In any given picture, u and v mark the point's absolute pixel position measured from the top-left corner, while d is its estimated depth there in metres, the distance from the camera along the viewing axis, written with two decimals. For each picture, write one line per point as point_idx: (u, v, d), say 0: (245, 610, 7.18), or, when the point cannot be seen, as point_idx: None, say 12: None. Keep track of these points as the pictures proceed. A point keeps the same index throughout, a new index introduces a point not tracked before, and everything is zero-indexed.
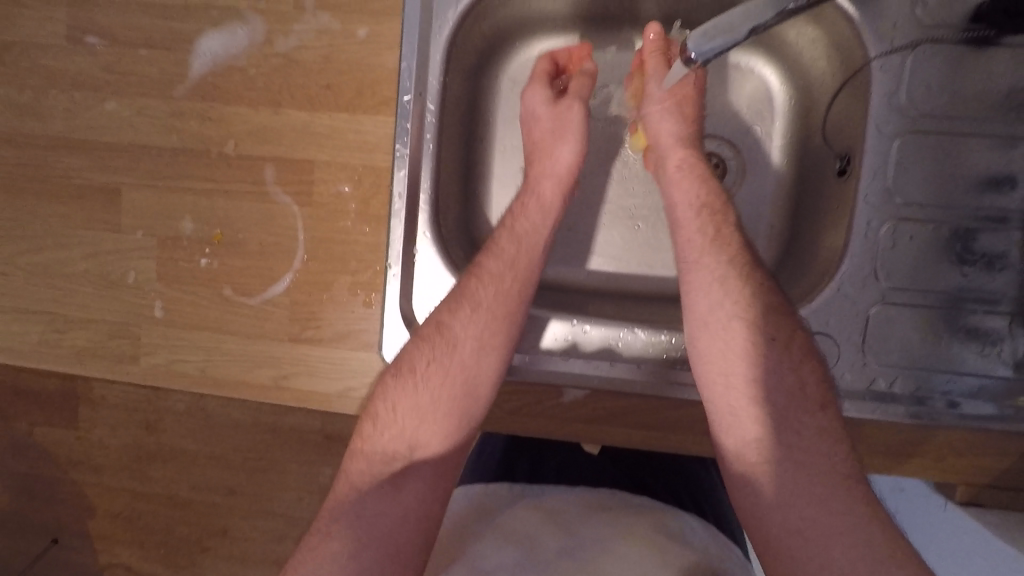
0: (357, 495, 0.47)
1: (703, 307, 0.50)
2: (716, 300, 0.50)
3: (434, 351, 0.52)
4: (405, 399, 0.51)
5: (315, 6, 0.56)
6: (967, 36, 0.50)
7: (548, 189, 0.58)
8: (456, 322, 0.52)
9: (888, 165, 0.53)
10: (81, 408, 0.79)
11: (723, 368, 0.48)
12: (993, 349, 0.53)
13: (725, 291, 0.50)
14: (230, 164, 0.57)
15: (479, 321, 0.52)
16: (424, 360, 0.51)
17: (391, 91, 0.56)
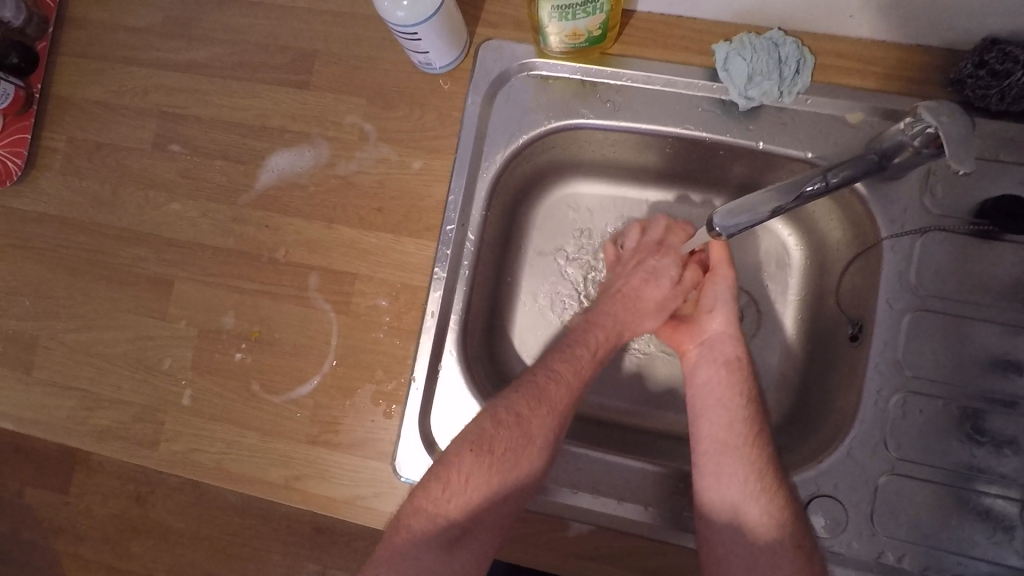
0: (412, 553, 0.49)
1: (709, 440, 0.55)
2: (726, 384, 0.58)
3: (507, 433, 0.53)
4: (481, 469, 0.52)
5: (378, 138, 0.62)
6: (972, 229, 0.54)
7: (642, 322, 0.62)
8: (532, 417, 0.54)
9: (897, 338, 0.55)
10: (73, 472, 0.75)
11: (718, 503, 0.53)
12: (1005, 535, 0.53)
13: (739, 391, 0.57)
14: (278, 269, 0.62)
15: (548, 421, 0.55)
16: (501, 446, 0.53)
17: (435, 219, 0.60)
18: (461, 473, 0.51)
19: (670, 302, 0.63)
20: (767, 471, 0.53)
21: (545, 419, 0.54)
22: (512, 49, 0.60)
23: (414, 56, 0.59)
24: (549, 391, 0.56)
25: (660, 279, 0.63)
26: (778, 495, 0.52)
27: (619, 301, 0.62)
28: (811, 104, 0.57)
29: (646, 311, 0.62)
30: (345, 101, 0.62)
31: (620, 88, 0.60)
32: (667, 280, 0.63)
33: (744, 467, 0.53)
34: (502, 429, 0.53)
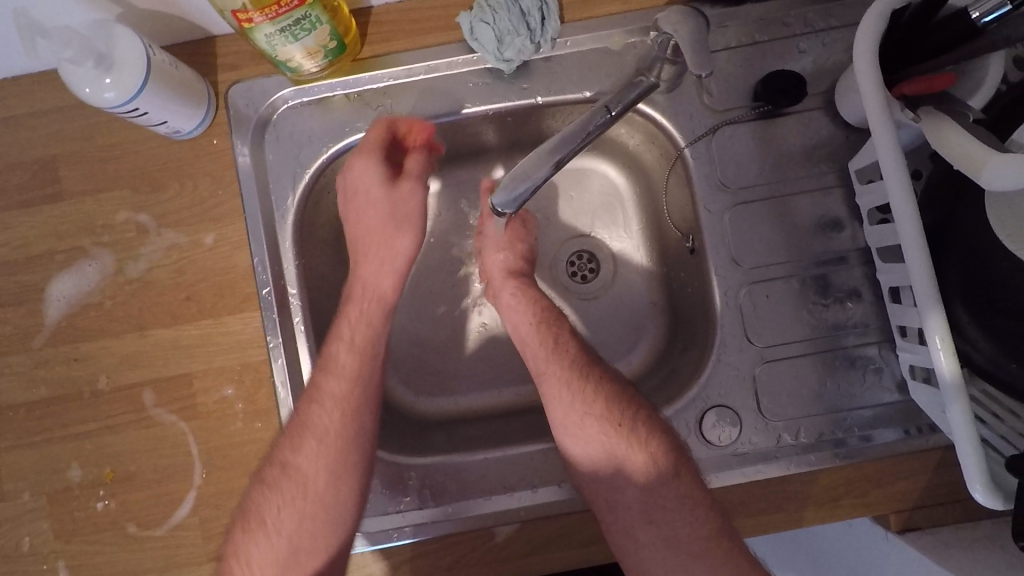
0: None
1: (550, 394, 0.55)
2: (532, 329, 0.58)
3: (310, 447, 0.53)
4: (290, 490, 0.52)
5: (158, 226, 0.56)
6: (755, 111, 0.56)
7: (377, 272, 0.58)
8: (312, 423, 0.53)
9: (726, 238, 0.56)
10: None
11: (574, 451, 0.53)
12: (876, 377, 0.56)
13: (541, 341, 0.57)
14: (107, 399, 0.56)
15: (335, 419, 0.53)
16: (301, 462, 0.53)
17: (251, 287, 0.56)
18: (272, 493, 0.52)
19: (403, 205, 0.58)
20: (598, 400, 0.54)
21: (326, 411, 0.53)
22: (262, 86, 0.56)
23: (157, 129, 0.53)
24: (334, 370, 0.54)
25: (368, 185, 0.56)
26: (626, 422, 0.53)
27: (358, 260, 0.58)
28: (572, 45, 0.56)
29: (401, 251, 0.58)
30: (108, 199, 0.56)
31: (387, 89, 0.57)
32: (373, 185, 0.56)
33: (586, 403, 0.54)
34: (294, 444, 0.53)
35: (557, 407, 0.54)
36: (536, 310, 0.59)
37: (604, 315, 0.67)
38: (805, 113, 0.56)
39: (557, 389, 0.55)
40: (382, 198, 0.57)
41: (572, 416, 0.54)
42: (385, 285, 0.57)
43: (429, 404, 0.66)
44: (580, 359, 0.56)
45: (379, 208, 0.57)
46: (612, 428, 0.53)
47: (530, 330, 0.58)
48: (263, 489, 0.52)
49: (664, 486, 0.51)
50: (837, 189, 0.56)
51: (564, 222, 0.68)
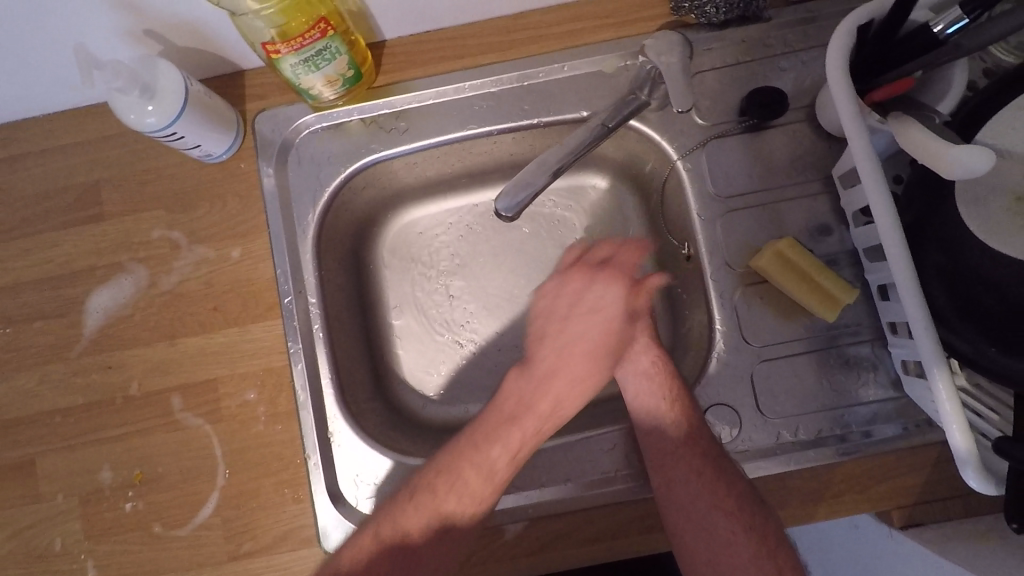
0: None
1: (677, 483, 0.54)
2: (653, 398, 0.58)
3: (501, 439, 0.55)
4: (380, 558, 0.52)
5: (190, 242, 0.61)
6: (743, 126, 0.60)
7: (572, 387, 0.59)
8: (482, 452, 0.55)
9: (719, 243, 0.60)
10: None
11: (699, 539, 0.53)
12: (870, 375, 0.58)
13: (677, 426, 0.56)
14: (139, 404, 0.60)
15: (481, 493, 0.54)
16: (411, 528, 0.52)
17: (273, 297, 0.60)
18: (430, 490, 0.53)
19: (607, 343, 0.60)
20: (723, 489, 0.53)
21: (488, 450, 0.55)
22: (285, 114, 0.61)
23: (191, 153, 0.58)
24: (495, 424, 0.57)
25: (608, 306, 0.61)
26: (740, 505, 0.53)
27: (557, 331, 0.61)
28: (569, 69, 0.61)
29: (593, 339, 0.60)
30: (146, 218, 0.61)
31: (399, 113, 0.62)
32: (594, 325, 0.60)
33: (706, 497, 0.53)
34: (417, 505, 0.53)
35: (679, 472, 0.55)
36: (672, 390, 0.57)
37: None
38: (789, 127, 0.60)
39: (687, 472, 0.54)
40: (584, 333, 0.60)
41: (696, 502, 0.54)
42: (564, 411, 0.58)
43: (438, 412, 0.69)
44: (712, 448, 0.55)
45: (575, 337, 0.60)
46: (737, 522, 0.53)
47: (664, 410, 0.57)
48: (449, 490, 0.53)
49: None
50: (822, 196, 0.59)
51: (568, 237, 0.72)
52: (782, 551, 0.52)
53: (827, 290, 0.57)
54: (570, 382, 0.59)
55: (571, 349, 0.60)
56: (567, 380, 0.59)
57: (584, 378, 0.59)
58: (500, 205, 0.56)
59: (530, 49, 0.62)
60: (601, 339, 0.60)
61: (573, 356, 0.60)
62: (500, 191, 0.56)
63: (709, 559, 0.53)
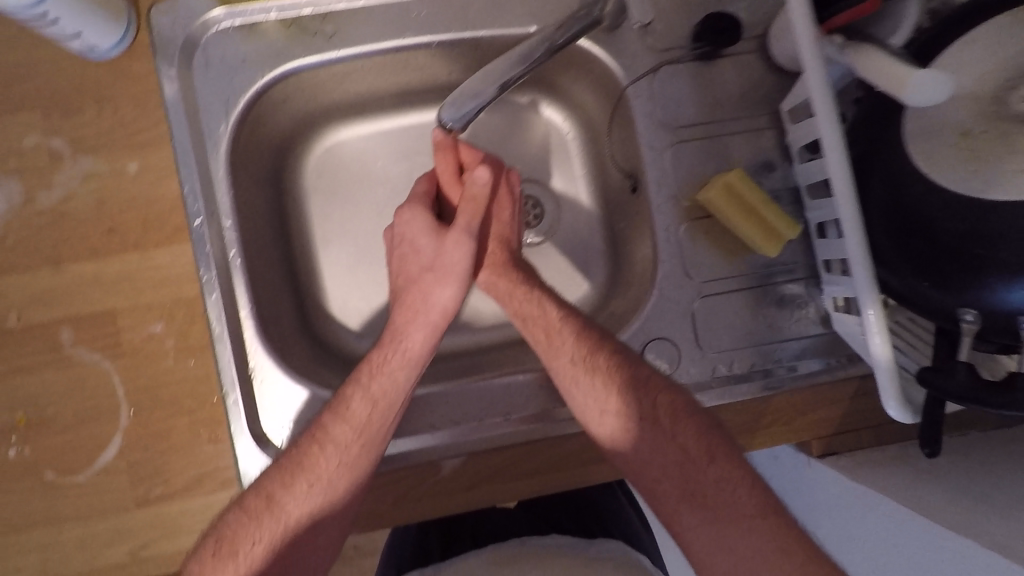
0: None
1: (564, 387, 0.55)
2: (512, 301, 0.59)
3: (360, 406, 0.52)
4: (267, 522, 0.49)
5: (75, 153, 0.52)
6: (697, 52, 0.57)
7: (410, 321, 0.56)
8: (336, 427, 0.51)
9: (666, 176, 0.58)
10: None
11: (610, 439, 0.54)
12: (802, 312, 0.59)
13: (539, 327, 0.57)
14: (19, 338, 0.52)
15: (338, 459, 0.50)
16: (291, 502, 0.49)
17: (180, 220, 0.53)
18: (319, 438, 0.51)
19: (445, 260, 0.58)
20: (615, 386, 0.54)
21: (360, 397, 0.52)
22: (188, 6, 0.53)
23: (69, 44, 0.49)
24: (358, 401, 0.52)
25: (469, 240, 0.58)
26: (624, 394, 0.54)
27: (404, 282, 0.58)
28: None
29: (450, 257, 0.57)
30: (17, 122, 0.52)
31: (325, 15, 0.55)
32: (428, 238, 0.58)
33: (597, 397, 0.54)
34: (293, 476, 0.50)
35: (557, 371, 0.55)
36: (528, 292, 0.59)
37: (547, 262, 0.68)
38: (741, 57, 0.58)
39: (565, 375, 0.55)
40: (429, 247, 0.58)
41: (592, 407, 0.54)
42: (421, 352, 0.56)
43: (369, 347, 0.66)
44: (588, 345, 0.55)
45: (423, 256, 0.58)
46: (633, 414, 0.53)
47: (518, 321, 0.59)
48: (339, 418, 0.51)
49: (699, 474, 0.51)
50: (769, 131, 0.58)
51: (510, 166, 0.69)
52: (684, 426, 0.52)
53: (770, 224, 0.56)
54: (430, 290, 0.57)
55: (421, 266, 0.58)
56: (418, 294, 0.57)
57: (438, 287, 0.57)
58: (444, 115, 0.54)
59: None
60: (444, 253, 0.58)
61: (422, 272, 0.58)
62: (444, 103, 0.54)
63: (629, 456, 0.53)
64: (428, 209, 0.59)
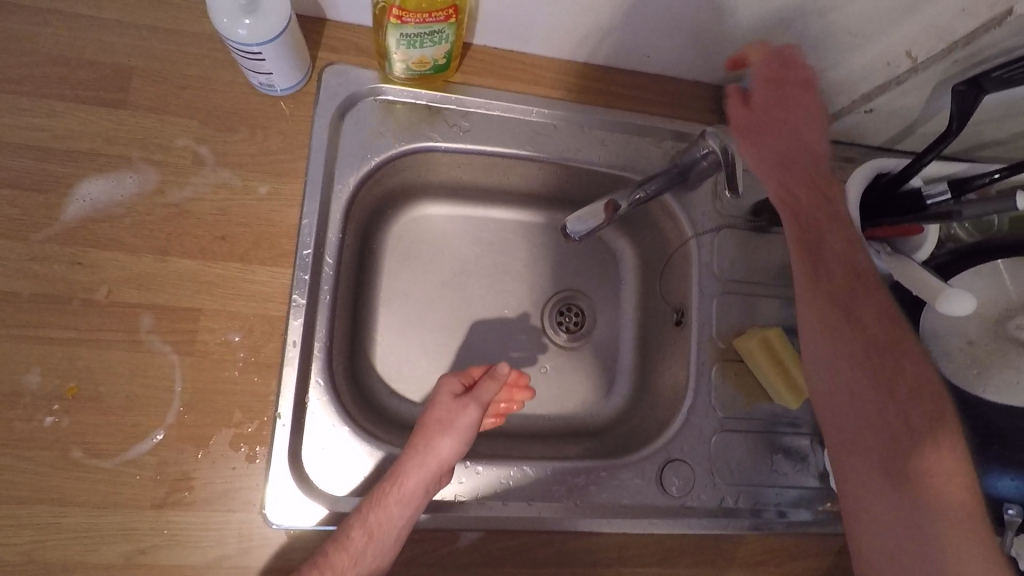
0: None
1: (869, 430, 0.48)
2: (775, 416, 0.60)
3: (358, 541, 0.50)
4: None
5: (216, 163, 0.58)
6: (751, 224, 0.69)
7: (414, 473, 0.53)
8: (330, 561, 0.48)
9: (710, 318, 0.67)
10: None
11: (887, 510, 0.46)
12: (803, 464, 0.66)
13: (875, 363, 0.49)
14: (99, 311, 0.53)
15: None
16: None
17: (289, 245, 0.58)
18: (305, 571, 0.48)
19: (444, 419, 0.56)
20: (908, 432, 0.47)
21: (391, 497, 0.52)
22: (356, 74, 0.61)
23: (255, 77, 0.56)
24: (350, 537, 0.50)
25: (455, 416, 0.56)
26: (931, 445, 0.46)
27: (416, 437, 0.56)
28: (625, 129, 0.67)
29: (456, 423, 0.56)
30: (174, 123, 0.57)
31: (465, 114, 0.64)
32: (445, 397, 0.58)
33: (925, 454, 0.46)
34: None
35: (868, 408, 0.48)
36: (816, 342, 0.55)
37: (579, 369, 0.74)
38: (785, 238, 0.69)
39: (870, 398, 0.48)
40: (443, 408, 0.57)
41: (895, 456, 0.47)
42: (414, 499, 0.53)
43: (402, 406, 0.68)
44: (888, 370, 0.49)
45: (428, 418, 0.56)
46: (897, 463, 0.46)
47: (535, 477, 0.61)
48: (339, 548, 0.49)
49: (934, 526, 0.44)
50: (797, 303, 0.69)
51: (566, 275, 0.76)
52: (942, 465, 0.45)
53: (796, 383, 0.64)
54: (434, 449, 0.55)
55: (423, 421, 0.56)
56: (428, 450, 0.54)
57: (438, 445, 0.55)
58: (569, 228, 0.62)
59: (596, 100, 0.67)
60: (442, 415, 0.57)
61: (424, 424, 0.56)
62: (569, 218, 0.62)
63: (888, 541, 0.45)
64: (455, 382, 0.59)
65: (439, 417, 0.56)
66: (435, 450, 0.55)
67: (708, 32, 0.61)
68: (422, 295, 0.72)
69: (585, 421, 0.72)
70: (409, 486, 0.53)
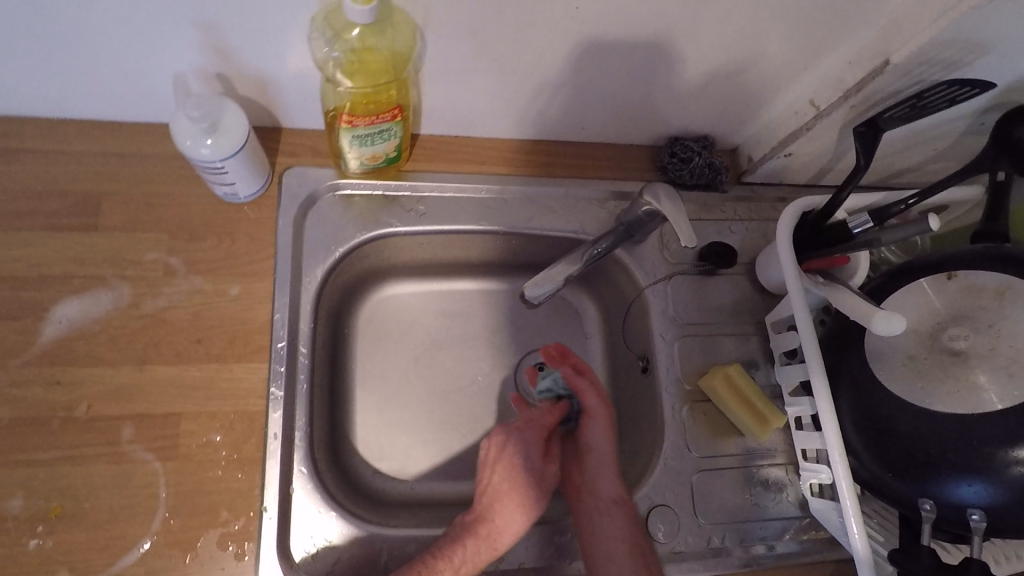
0: None
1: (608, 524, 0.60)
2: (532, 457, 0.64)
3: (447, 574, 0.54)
4: None
5: (186, 271, 0.61)
6: (699, 268, 0.73)
7: (506, 524, 0.59)
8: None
9: (674, 362, 0.70)
10: None
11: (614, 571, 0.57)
12: (782, 495, 0.68)
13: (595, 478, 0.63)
14: (80, 427, 0.55)
15: None
16: None
17: (263, 340, 0.60)
18: None
19: (546, 479, 0.63)
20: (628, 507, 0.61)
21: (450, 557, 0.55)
22: (314, 174, 0.66)
23: (219, 188, 0.60)
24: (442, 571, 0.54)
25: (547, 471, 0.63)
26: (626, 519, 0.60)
27: (494, 485, 0.61)
28: (570, 194, 0.72)
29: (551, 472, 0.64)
30: (145, 238, 0.60)
31: (419, 198, 0.69)
32: (535, 459, 0.63)
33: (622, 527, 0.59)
34: None
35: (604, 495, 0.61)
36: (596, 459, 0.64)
37: None
38: (733, 278, 0.74)
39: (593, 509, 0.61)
40: (545, 466, 0.64)
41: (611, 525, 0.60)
42: (506, 537, 0.58)
43: (388, 484, 0.69)
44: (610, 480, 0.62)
45: (522, 465, 0.63)
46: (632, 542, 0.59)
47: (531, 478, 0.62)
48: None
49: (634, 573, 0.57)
50: (754, 337, 0.72)
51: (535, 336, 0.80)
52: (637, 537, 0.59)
53: (762, 416, 0.67)
54: (519, 504, 0.60)
55: (517, 483, 0.62)
56: (510, 509, 0.60)
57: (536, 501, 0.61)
58: (528, 292, 0.68)
59: (541, 172, 0.73)
60: (544, 472, 0.63)
61: (519, 488, 0.61)
62: (528, 284, 0.68)
63: None
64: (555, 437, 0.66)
65: (544, 479, 0.63)
66: (523, 509, 0.60)
67: (632, 101, 0.67)
68: (397, 371, 0.74)
69: None
70: (506, 532, 0.58)
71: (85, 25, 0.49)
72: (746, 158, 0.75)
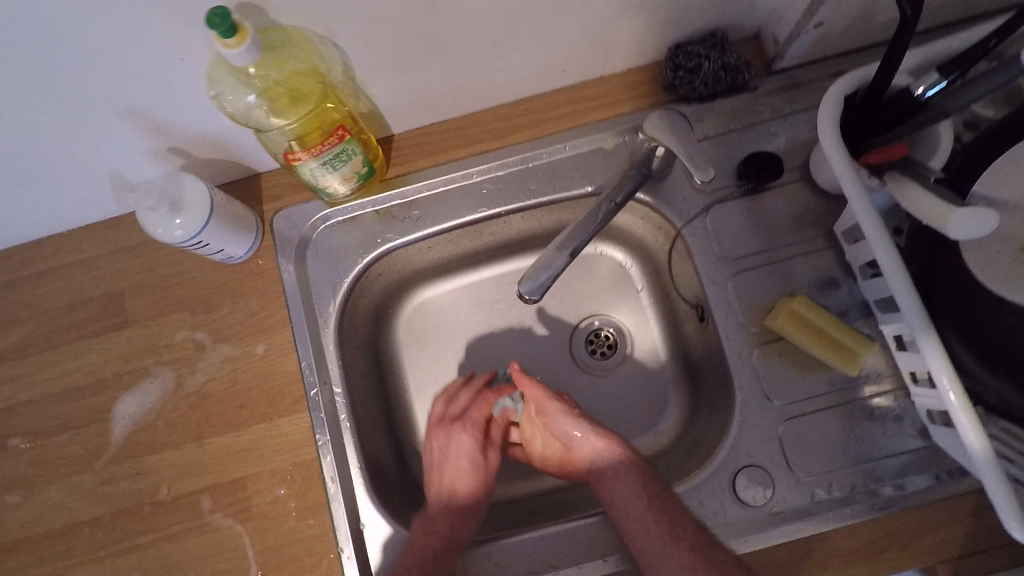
0: None
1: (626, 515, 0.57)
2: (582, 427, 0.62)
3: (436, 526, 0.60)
4: None
5: (214, 342, 0.62)
6: (742, 189, 0.62)
7: (456, 479, 0.64)
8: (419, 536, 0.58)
9: (732, 305, 0.61)
10: None
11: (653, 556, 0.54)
12: (898, 425, 0.58)
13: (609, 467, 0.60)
14: (167, 508, 0.60)
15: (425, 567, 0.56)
16: None
17: (298, 391, 0.61)
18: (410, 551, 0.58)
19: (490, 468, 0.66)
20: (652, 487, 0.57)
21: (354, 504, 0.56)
22: (301, 211, 0.64)
23: (214, 256, 0.60)
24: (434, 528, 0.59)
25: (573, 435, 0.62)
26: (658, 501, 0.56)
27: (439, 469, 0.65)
28: (570, 148, 0.64)
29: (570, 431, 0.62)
30: (170, 321, 0.63)
31: (411, 203, 0.65)
32: (467, 450, 0.65)
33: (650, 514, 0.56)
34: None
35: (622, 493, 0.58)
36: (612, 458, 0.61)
37: (626, 393, 0.71)
38: (787, 188, 0.62)
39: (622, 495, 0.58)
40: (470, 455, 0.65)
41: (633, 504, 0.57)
42: (463, 480, 0.64)
43: None
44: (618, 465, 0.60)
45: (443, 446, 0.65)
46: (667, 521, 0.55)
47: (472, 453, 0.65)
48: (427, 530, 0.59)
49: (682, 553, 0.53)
50: (827, 251, 0.61)
51: (582, 303, 0.74)
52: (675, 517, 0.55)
53: (846, 344, 0.58)
54: (457, 475, 0.64)
55: (465, 466, 0.64)
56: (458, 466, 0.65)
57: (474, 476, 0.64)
58: (524, 288, 0.57)
59: (533, 133, 0.65)
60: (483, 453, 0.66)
61: (468, 470, 0.64)
62: (522, 276, 0.58)
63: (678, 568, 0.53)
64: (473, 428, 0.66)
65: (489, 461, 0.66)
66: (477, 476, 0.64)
67: (606, 26, 0.56)
68: (448, 376, 0.73)
69: (650, 444, 0.69)
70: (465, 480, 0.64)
71: (17, 142, 0.49)
72: (772, 40, 0.61)
